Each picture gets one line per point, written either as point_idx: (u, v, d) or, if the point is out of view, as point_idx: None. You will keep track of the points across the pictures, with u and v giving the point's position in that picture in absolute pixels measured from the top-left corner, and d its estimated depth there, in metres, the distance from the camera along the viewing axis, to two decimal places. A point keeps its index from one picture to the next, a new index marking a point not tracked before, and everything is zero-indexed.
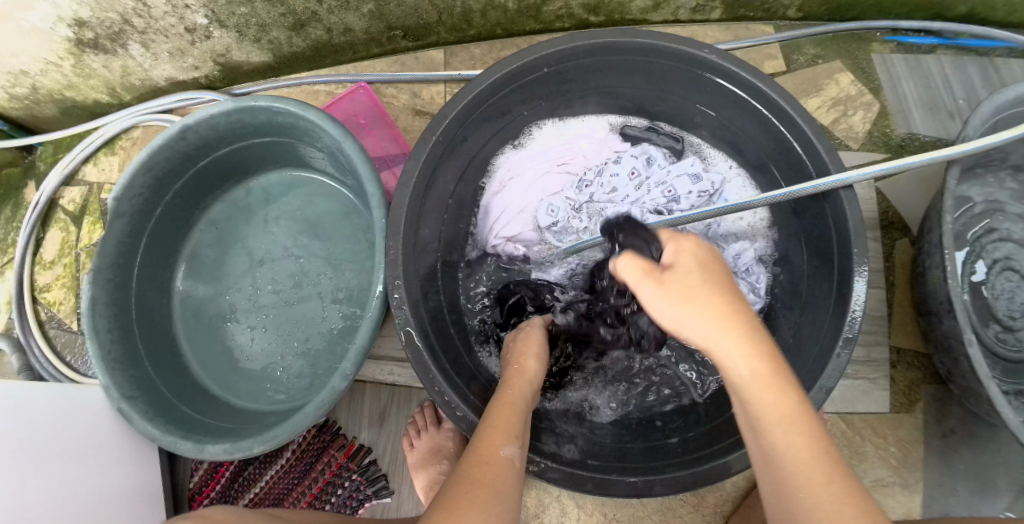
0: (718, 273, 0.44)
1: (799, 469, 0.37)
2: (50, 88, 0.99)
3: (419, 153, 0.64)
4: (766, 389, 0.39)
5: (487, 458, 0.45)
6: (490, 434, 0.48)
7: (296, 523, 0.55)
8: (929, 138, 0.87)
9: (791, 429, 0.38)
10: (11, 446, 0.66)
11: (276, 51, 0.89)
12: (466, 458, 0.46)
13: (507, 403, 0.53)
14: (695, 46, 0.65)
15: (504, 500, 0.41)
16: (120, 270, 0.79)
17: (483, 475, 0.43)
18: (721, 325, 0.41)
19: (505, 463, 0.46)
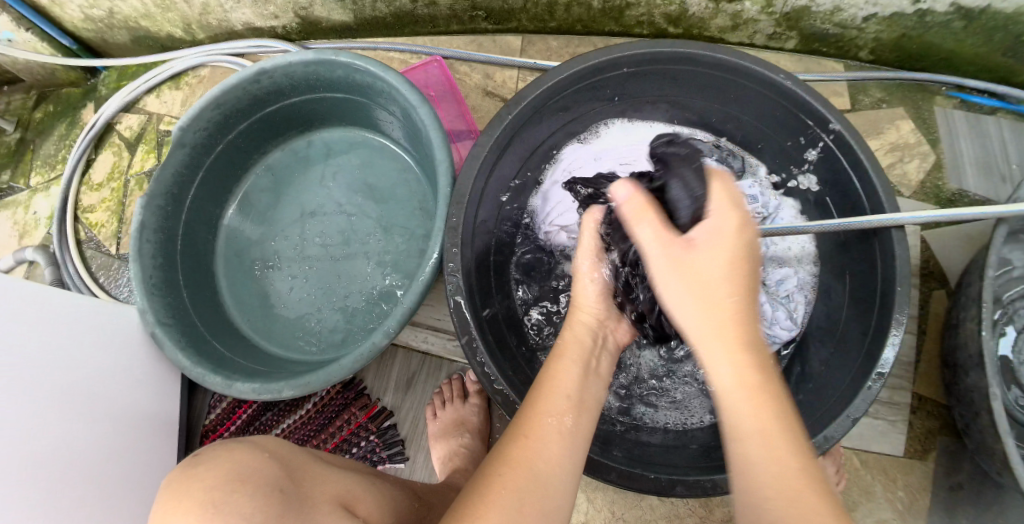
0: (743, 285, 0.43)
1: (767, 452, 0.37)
2: (127, 15, 1.01)
3: (492, 129, 0.66)
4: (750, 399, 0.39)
5: (526, 431, 0.45)
6: (536, 401, 0.47)
7: (333, 467, 0.55)
8: (980, 197, 0.88)
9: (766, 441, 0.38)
10: (37, 352, 0.67)
11: (358, 12, 0.91)
12: (510, 430, 0.46)
13: (561, 358, 0.51)
14: (775, 70, 0.67)
15: (545, 486, 0.42)
16: (172, 200, 0.80)
17: (519, 453, 0.43)
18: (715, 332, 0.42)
19: (550, 431, 0.45)
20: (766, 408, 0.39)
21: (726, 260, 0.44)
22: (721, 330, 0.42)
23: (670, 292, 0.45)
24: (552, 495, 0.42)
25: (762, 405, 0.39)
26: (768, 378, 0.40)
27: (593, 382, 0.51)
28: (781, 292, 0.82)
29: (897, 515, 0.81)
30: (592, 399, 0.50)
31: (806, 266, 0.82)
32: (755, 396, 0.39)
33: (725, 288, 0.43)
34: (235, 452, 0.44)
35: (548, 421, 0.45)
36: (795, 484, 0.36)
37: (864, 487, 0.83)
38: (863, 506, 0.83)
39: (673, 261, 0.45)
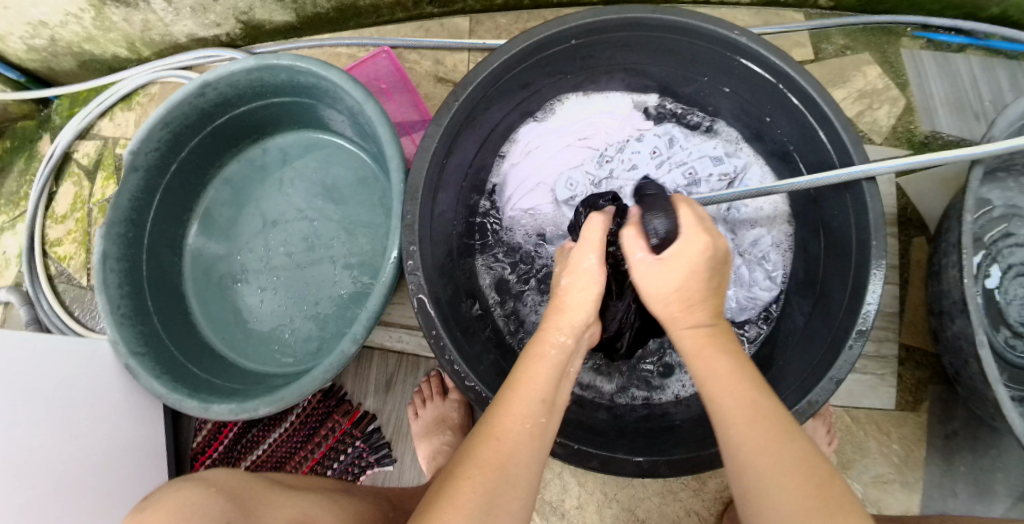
0: (695, 284, 0.46)
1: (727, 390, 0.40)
2: (69, 40, 0.98)
3: (441, 118, 0.63)
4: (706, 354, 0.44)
5: (497, 433, 0.40)
6: (510, 399, 0.42)
7: (293, 488, 0.55)
8: (953, 138, 0.86)
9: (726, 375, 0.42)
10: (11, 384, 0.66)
11: (299, 11, 0.88)
12: (476, 431, 0.41)
13: (537, 357, 0.44)
14: (727, 27, 0.64)
15: (514, 485, 0.38)
16: (132, 226, 0.78)
17: (489, 453, 0.39)
18: (682, 302, 0.46)
19: (523, 431, 0.40)
20: (723, 359, 0.43)
21: (688, 271, 0.46)
22: (688, 288, 0.46)
23: (653, 288, 0.47)
24: (520, 496, 0.38)
25: (715, 357, 0.43)
26: (721, 340, 0.45)
27: (568, 384, 0.46)
28: (758, 252, 0.81)
29: (894, 469, 0.80)
30: (565, 399, 0.45)
31: (779, 225, 0.81)
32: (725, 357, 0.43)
33: (682, 294, 0.46)
34: (180, 490, 0.45)
35: (524, 423, 0.41)
36: (752, 413, 0.39)
37: (859, 444, 0.81)
38: (859, 463, 0.81)
39: (647, 276, 0.47)
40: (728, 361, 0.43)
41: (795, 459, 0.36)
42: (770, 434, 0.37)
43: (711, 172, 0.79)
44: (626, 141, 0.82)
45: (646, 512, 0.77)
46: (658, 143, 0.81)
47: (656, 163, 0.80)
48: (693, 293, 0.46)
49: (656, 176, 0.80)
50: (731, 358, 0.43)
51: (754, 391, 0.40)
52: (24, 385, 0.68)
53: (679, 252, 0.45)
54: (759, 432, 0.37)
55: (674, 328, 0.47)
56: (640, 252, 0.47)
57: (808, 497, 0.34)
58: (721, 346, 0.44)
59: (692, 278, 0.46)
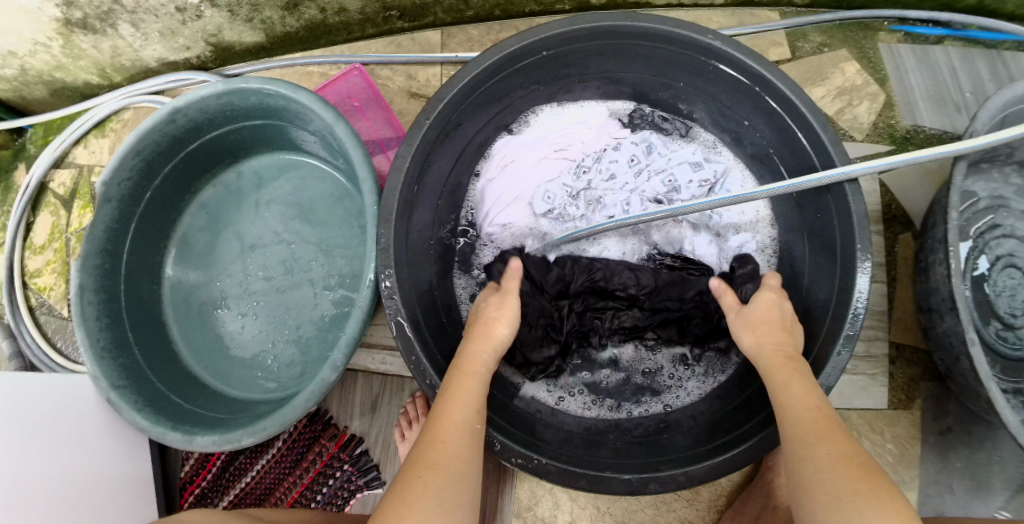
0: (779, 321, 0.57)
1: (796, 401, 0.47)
2: (39, 70, 0.96)
3: (412, 137, 0.62)
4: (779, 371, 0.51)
5: (441, 437, 0.45)
6: (450, 407, 0.48)
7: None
8: (936, 131, 0.85)
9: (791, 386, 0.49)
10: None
11: (269, 31, 0.88)
12: (421, 438, 0.46)
13: (467, 373, 0.51)
14: (699, 31, 0.63)
15: (461, 482, 0.43)
16: (109, 257, 0.77)
17: (437, 456, 0.44)
18: (763, 333, 0.56)
19: (463, 435, 0.46)
20: (795, 374, 0.50)
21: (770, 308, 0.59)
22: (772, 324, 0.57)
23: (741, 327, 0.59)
24: (466, 491, 0.43)
25: (789, 374, 0.50)
26: (799, 363, 0.52)
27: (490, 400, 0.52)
28: None
29: (889, 468, 0.79)
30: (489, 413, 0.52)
31: (764, 229, 0.80)
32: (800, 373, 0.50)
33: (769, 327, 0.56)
34: None
35: (465, 429, 0.46)
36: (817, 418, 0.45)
37: None
38: None
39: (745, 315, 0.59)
40: (801, 378, 0.50)
41: (847, 457, 0.41)
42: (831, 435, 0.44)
43: (691, 179, 0.76)
44: (604, 150, 0.81)
45: None
46: (635, 151, 0.79)
47: (635, 172, 0.78)
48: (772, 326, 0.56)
49: (636, 185, 0.78)
50: (805, 378, 0.50)
51: (820, 402, 0.47)
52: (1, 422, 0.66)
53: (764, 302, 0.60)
54: (821, 433, 0.44)
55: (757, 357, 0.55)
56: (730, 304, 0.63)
57: (856, 485, 0.39)
58: (794, 367, 0.51)
59: (769, 310, 0.58)
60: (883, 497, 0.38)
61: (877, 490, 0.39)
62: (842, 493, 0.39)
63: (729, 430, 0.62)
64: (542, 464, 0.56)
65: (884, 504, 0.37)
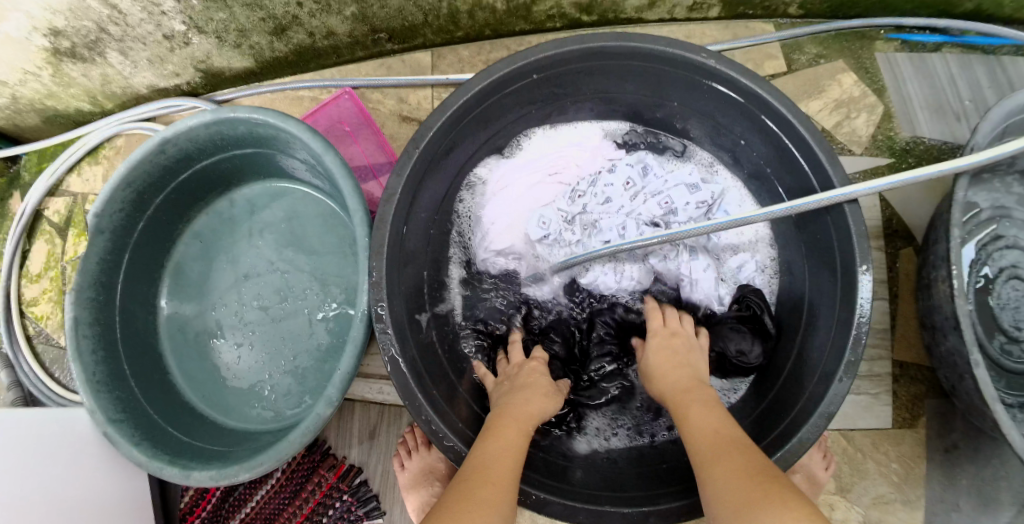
0: (674, 363, 0.59)
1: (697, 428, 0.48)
2: (31, 98, 0.96)
3: (402, 168, 0.61)
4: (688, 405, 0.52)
5: (494, 480, 0.45)
6: (503, 454, 0.48)
7: None
8: (936, 142, 0.83)
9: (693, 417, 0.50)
10: None
11: (258, 56, 0.87)
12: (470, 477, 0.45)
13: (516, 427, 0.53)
14: (692, 50, 0.62)
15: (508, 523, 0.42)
16: (103, 289, 0.77)
17: (490, 494, 0.43)
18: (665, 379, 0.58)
19: (512, 482, 0.46)
20: (696, 405, 0.51)
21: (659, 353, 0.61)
22: (665, 370, 0.59)
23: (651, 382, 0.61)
24: None
25: (689, 403, 0.52)
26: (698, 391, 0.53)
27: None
28: (742, 279, 0.79)
29: (894, 488, 0.78)
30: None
31: (763, 249, 0.79)
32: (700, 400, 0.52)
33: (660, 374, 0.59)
34: None
35: (510, 474, 0.47)
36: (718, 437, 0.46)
37: (857, 466, 0.79)
38: (859, 485, 0.79)
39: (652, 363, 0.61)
40: (701, 406, 0.51)
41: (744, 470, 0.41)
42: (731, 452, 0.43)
43: (688, 201, 0.75)
44: (598, 173, 0.80)
45: None
46: (630, 174, 0.78)
47: (630, 195, 0.78)
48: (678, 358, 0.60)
49: (631, 208, 0.77)
50: (708, 403, 0.51)
51: (724, 428, 0.47)
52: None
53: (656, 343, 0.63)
54: (718, 448, 0.44)
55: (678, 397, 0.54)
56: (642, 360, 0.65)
57: (753, 492, 0.38)
58: (695, 397, 0.52)
59: (664, 354, 0.61)
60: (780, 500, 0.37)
61: (773, 493, 0.38)
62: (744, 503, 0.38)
63: None
64: (537, 499, 0.55)
65: (778, 503, 0.36)
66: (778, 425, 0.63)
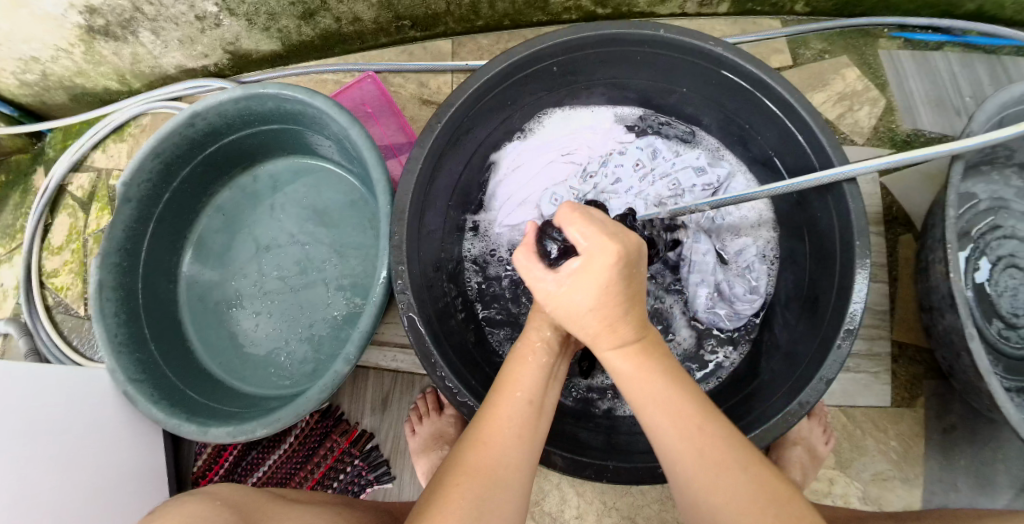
0: (609, 312, 0.43)
1: (670, 422, 0.42)
2: (61, 75, 0.99)
3: (424, 140, 0.64)
4: (637, 381, 0.44)
5: (487, 439, 0.43)
6: (499, 402, 0.45)
7: (300, 500, 0.61)
8: (935, 135, 0.87)
9: (665, 410, 0.43)
10: (21, 405, 0.67)
11: (285, 39, 0.91)
12: (467, 435, 0.44)
13: (523, 359, 0.48)
14: (701, 38, 0.65)
15: (503, 490, 0.41)
16: (127, 255, 0.79)
17: (477, 459, 0.42)
18: (590, 320, 0.44)
19: (510, 438, 0.43)
20: (649, 381, 0.44)
21: (594, 294, 0.42)
22: (585, 316, 0.43)
23: (566, 314, 0.45)
24: (509, 498, 0.41)
25: (649, 374, 0.44)
26: (654, 356, 0.45)
27: (554, 389, 0.49)
28: (742, 262, 0.82)
29: (893, 466, 0.80)
30: (551, 403, 0.48)
31: (765, 232, 0.82)
32: (640, 368, 0.44)
33: (594, 322, 0.43)
34: (188, 505, 0.51)
35: (505, 427, 0.43)
36: (695, 431, 0.42)
37: (856, 443, 0.81)
38: (858, 462, 0.81)
39: (562, 308, 0.45)
40: (663, 388, 0.43)
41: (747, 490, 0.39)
42: (721, 461, 0.41)
43: (694, 183, 0.80)
44: (610, 155, 0.84)
45: (646, 520, 0.79)
46: (640, 156, 0.82)
47: (640, 176, 0.82)
48: (613, 319, 0.43)
49: (640, 188, 0.81)
50: (661, 382, 0.44)
51: (694, 416, 0.42)
52: (20, 402, 0.67)
53: (584, 269, 0.41)
54: (704, 455, 0.41)
55: (598, 350, 0.46)
56: (540, 271, 0.46)
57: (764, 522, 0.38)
58: (652, 372, 0.44)
59: (608, 294, 0.42)
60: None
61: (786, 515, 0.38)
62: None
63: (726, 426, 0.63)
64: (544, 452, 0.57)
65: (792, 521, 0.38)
66: (779, 390, 0.66)
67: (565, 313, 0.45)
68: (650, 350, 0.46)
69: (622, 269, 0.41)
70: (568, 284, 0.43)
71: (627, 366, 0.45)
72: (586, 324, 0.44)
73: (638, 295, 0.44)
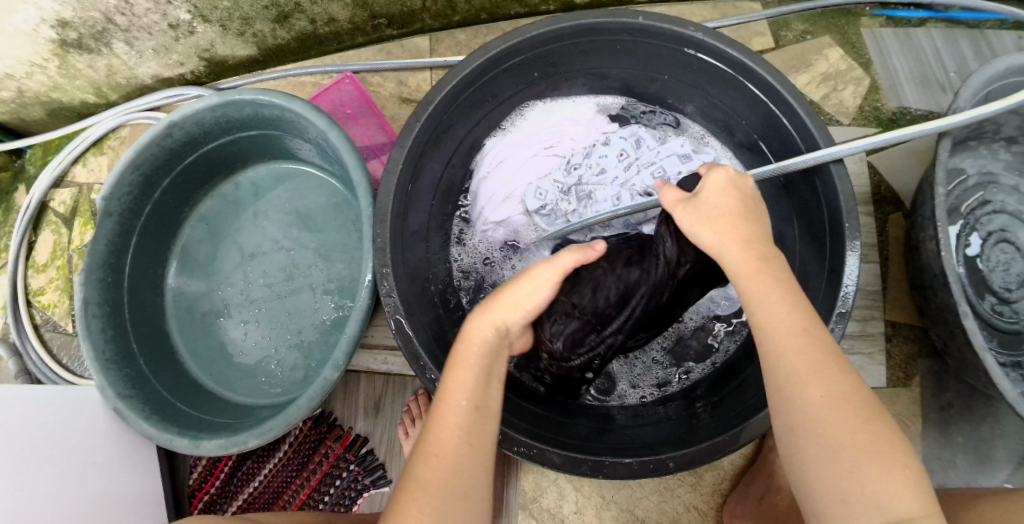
0: (738, 219, 0.48)
1: (777, 321, 0.42)
2: (36, 91, 0.97)
3: (404, 139, 0.63)
4: (753, 279, 0.45)
5: (436, 449, 0.43)
6: (440, 411, 0.45)
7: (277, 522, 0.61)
8: (920, 112, 0.86)
9: (777, 308, 0.43)
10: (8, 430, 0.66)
11: (261, 43, 0.89)
12: (417, 447, 0.44)
13: (459, 365, 0.47)
14: (680, 24, 0.64)
15: (460, 500, 0.42)
16: (111, 270, 0.78)
17: (428, 473, 0.42)
18: (720, 224, 0.48)
19: (457, 446, 0.43)
20: (764, 284, 0.44)
21: (724, 200, 0.50)
22: (713, 218, 0.49)
23: (695, 224, 0.50)
24: (467, 506, 0.42)
25: (764, 282, 0.44)
26: (773, 265, 0.45)
27: (499, 384, 0.48)
28: None
29: None
30: (499, 400, 0.47)
31: None
32: (755, 274, 0.45)
33: (719, 227, 0.48)
34: None
35: (452, 433, 0.43)
36: (802, 341, 0.41)
37: None
38: None
39: (692, 214, 0.51)
40: (780, 293, 0.43)
41: (838, 400, 0.39)
42: (820, 366, 0.40)
43: (680, 170, 0.79)
44: (593, 146, 0.83)
45: (646, 513, 0.78)
46: (624, 146, 0.82)
47: (624, 166, 0.81)
48: (740, 226, 0.48)
49: (625, 178, 0.80)
50: (780, 287, 0.44)
51: (807, 324, 0.42)
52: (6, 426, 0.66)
53: (714, 184, 0.51)
54: (809, 361, 0.40)
55: (723, 255, 0.48)
56: (674, 194, 0.54)
57: (857, 434, 0.38)
58: (769, 274, 0.45)
59: (729, 201, 0.50)
60: (883, 441, 0.37)
61: (878, 439, 0.37)
62: (846, 446, 0.37)
63: (719, 416, 0.63)
64: (542, 453, 0.57)
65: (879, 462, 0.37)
66: None
67: (692, 219, 0.50)
68: (776, 260, 0.46)
69: (746, 194, 0.50)
70: (703, 195, 0.51)
71: (738, 267, 0.46)
72: (715, 226, 0.48)
73: (765, 227, 0.50)
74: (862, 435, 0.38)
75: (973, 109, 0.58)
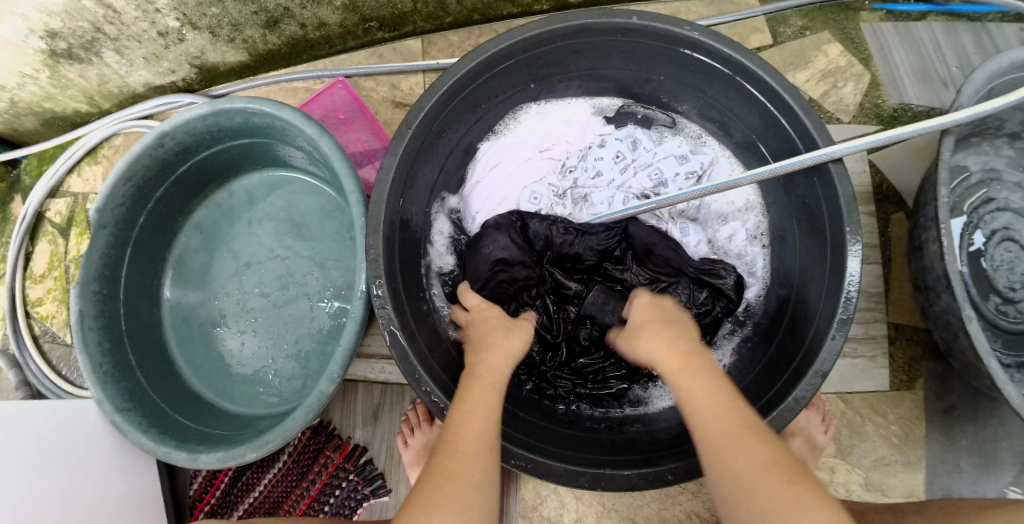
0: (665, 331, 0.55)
1: (700, 401, 0.44)
2: (29, 101, 0.97)
3: (395, 147, 0.62)
4: (679, 372, 0.48)
5: (463, 447, 0.44)
6: (467, 417, 0.47)
7: None
8: (922, 108, 0.84)
9: (698, 390, 0.45)
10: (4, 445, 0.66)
11: (251, 49, 0.89)
12: (437, 451, 0.45)
13: (484, 386, 0.51)
14: (675, 23, 0.63)
15: (479, 492, 0.41)
16: (107, 283, 0.77)
17: (456, 468, 0.42)
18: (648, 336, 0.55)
19: (483, 449, 0.44)
20: (690, 372, 0.48)
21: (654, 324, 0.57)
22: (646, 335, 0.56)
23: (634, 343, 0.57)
24: (485, 499, 0.41)
25: (691, 373, 0.48)
26: (695, 358, 0.50)
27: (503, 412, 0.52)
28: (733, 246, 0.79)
29: (894, 450, 0.79)
30: None
31: (754, 217, 0.80)
32: (681, 367, 0.49)
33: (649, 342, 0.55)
34: None
35: (481, 437, 0.45)
36: (724, 415, 0.43)
37: (856, 429, 0.80)
38: (859, 448, 0.80)
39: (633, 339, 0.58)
40: (702, 378, 0.47)
41: (761, 468, 0.38)
42: (741, 436, 0.41)
43: (677, 172, 0.78)
44: (588, 148, 0.82)
45: (646, 520, 0.78)
46: (620, 147, 0.81)
47: (621, 168, 0.80)
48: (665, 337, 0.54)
49: (622, 181, 0.79)
50: (703, 374, 0.47)
51: (728, 403, 0.44)
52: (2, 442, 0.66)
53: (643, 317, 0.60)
54: (731, 434, 0.41)
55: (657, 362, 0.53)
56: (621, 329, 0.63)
57: (783, 494, 0.36)
58: (693, 364, 0.49)
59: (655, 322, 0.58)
60: (810, 500, 0.35)
61: (807, 503, 0.35)
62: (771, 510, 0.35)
63: None
64: (542, 465, 0.56)
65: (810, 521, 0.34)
66: (777, 383, 0.64)
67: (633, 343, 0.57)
68: (701, 356, 0.50)
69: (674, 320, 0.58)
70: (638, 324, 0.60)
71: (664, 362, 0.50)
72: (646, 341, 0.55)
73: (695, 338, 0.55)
74: (787, 496, 0.36)
75: (980, 104, 0.55)
